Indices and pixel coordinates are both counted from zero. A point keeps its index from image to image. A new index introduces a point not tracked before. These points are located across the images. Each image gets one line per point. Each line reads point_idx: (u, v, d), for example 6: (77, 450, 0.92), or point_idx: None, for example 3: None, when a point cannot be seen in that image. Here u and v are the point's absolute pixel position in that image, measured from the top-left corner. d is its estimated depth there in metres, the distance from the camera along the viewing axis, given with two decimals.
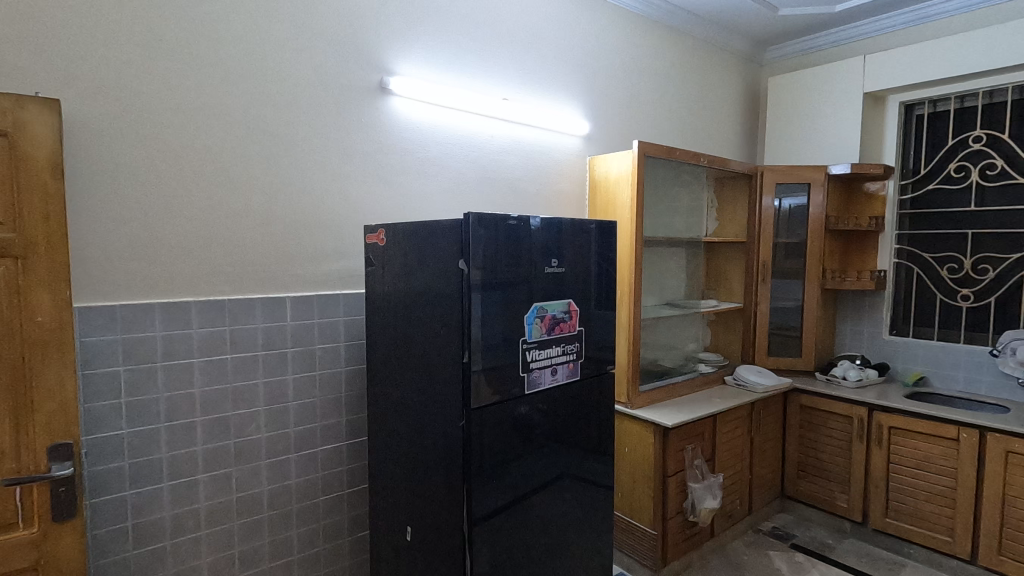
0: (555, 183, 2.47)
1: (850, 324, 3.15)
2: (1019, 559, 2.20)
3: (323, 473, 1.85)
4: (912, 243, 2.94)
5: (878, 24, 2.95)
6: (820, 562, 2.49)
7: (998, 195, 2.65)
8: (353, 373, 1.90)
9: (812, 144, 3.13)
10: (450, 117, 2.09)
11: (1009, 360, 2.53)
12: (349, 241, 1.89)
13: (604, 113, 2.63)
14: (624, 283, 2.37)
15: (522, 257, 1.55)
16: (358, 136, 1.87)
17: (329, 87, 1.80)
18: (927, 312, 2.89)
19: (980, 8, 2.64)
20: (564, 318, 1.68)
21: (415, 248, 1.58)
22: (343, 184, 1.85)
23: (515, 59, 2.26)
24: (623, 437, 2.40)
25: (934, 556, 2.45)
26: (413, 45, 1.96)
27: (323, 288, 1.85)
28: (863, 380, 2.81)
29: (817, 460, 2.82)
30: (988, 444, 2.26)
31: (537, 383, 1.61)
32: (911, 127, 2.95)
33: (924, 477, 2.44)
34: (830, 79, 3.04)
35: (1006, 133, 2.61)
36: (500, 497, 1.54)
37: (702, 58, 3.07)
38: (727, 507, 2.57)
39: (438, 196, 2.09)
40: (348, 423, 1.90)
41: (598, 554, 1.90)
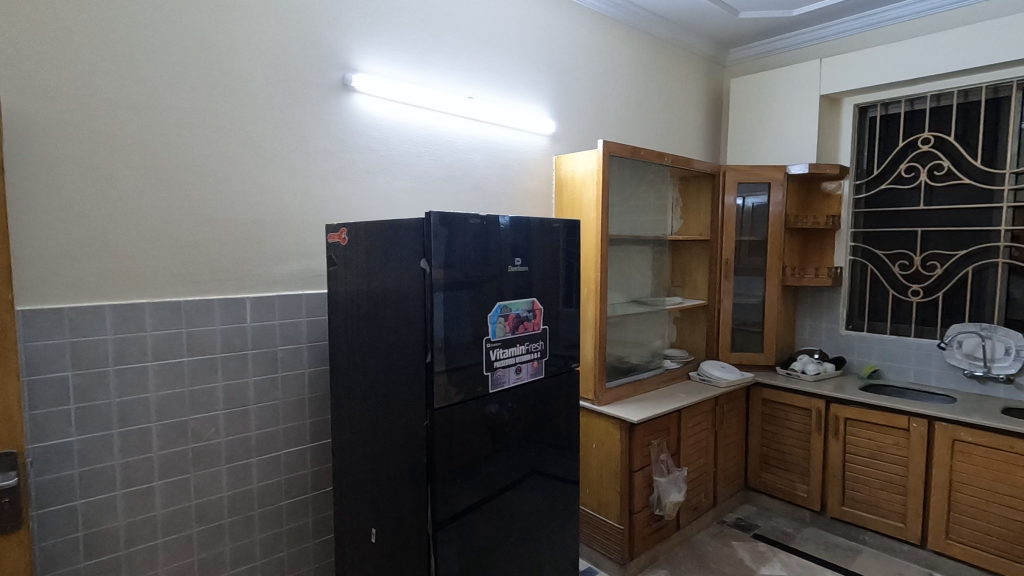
0: (521, 181, 2.48)
1: (809, 319, 3.25)
2: (965, 542, 2.31)
3: (285, 476, 1.82)
4: (866, 241, 3.05)
5: (834, 28, 3.04)
6: (781, 551, 2.56)
7: (945, 194, 2.76)
8: (317, 374, 1.87)
9: (772, 144, 3.21)
10: (415, 115, 2.07)
11: (956, 352, 2.68)
12: (312, 240, 1.86)
13: (570, 112, 2.65)
14: (590, 282, 2.39)
15: (486, 256, 1.55)
16: (321, 134, 1.84)
17: (290, 83, 1.76)
18: (881, 307, 3.00)
19: (928, 15, 2.76)
20: (529, 317, 1.69)
21: (378, 247, 1.56)
22: (306, 183, 1.82)
23: (481, 57, 2.26)
24: (590, 433, 2.42)
25: (886, 541, 2.55)
26: (375, 41, 1.94)
27: (285, 288, 1.81)
28: (820, 373, 2.90)
29: (778, 452, 2.90)
30: (936, 433, 2.36)
31: (501, 382, 1.61)
32: (865, 128, 3.06)
33: (878, 466, 2.54)
34: (788, 82, 3.12)
35: (952, 135, 2.74)
36: (465, 496, 1.54)
37: (666, 58, 3.12)
38: (692, 499, 2.63)
39: (403, 195, 2.07)
40: (312, 425, 1.87)
41: (565, 550, 1.91)
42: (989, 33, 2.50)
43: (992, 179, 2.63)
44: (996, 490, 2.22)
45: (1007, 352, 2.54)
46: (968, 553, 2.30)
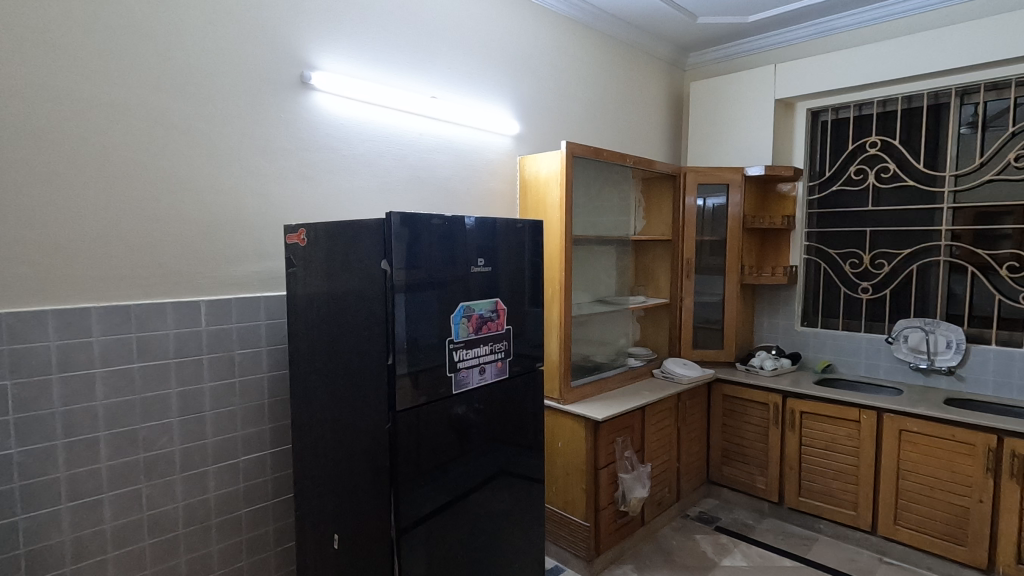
0: (486, 182, 2.47)
1: (766, 316, 3.35)
2: (913, 527, 2.42)
3: (244, 484, 1.77)
4: (819, 240, 3.17)
5: (788, 35, 3.15)
6: (741, 543, 2.63)
7: (891, 195, 2.89)
8: (276, 378, 1.83)
9: (730, 146, 3.30)
10: (377, 114, 2.05)
11: (902, 346, 2.81)
12: (270, 241, 1.81)
13: (534, 113, 2.67)
14: (554, 282, 2.40)
15: (449, 257, 1.55)
16: (279, 132, 1.80)
17: (246, 80, 1.72)
18: (834, 304, 3.12)
19: (874, 24, 2.89)
20: (492, 317, 1.69)
21: (338, 248, 1.54)
22: (263, 182, 1.78)
23: (444, 57, 2.25)
24: (556, 432, 2.44)
25: (840, 529, 2.65)
26: (334, 38, 1.90)
27: (242, 290, 1.76)
28: (778, 369, 3.00)
29: (738, 446, 2.97)
30: (884, 424, 2.47)
31: (464, 383, 1.60)
32: (817, 132, 3.17)
33: (832, 457, 2.64)
34: (745, 86, 3.21)
35: (897, 139, 2.87)
36: (429, 499, 1.53)
37: (627, 62, 3.17)
38: (656, 495, 2.67)
39: (365, 195, 2.04)
40: (272, 430, 1.83)
41: (531, 549, 1.92)
42: (930, 42, 2.63)
43: (934, 181, 2.77)
44: (940, 477, 2.33)
45: (949, 345, 2.67)
46: (914, 537, 2.41)
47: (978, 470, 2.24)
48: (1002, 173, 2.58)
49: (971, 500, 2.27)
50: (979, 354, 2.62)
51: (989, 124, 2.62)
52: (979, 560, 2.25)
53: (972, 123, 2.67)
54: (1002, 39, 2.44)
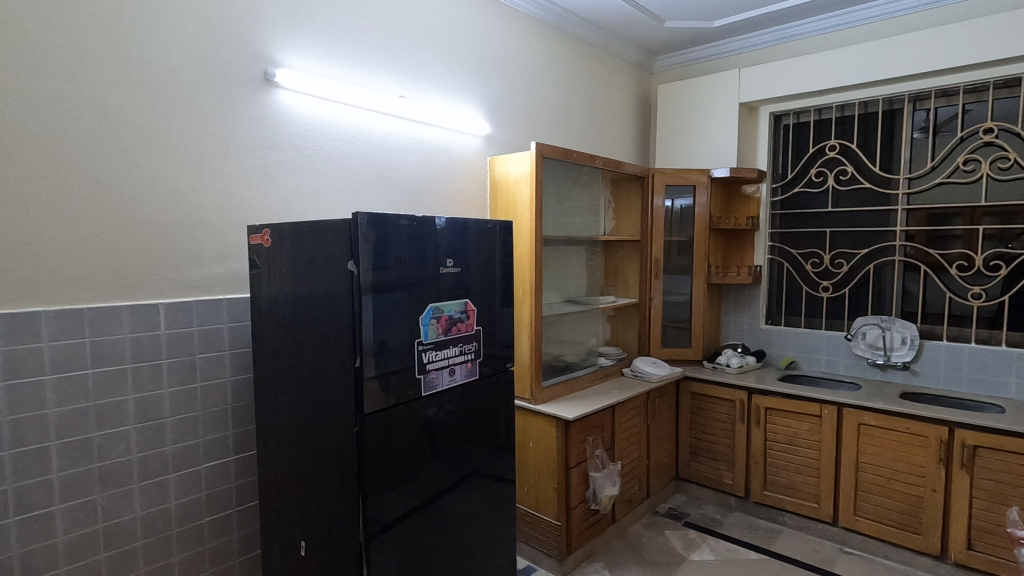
0: (455, 182, 2.46)
1: (732, 315, 3.42)
2: (871, 517, 2.51)
3: (207, 492, 1.72)
4: (782, 241, 3.25)
5: (751, 40, 3.22)
6: (709, 537, 2.68)
7: (849, 197, 2.99)
8: (240, 383, 1.78)
9: (697, 149, 3.37)
10: (343, 112, 2.01)
11: (860, 343, 2.91)
12: (232, 242, 1.76)
13: (503, 114, 2.67)
14: (525, 283, 2.40)
15: (418, 258, 1.53)
16: (242, 130, 1.76)
17: (207, 76, 1.67)
18: (796, 303, 3.22)
19: (833, 31, 2.98)
20: (461, 318, 1.68)
21: (303, 249, 1.51)
22: (225, 181, 1.73)
23: (412, 57, 2.24)
24: (526, 432, 2.44)
25: (803, 521, 2.72)
26: (299, 35, 1.87)
27: (203, 293, 1.71)
28: (743, 366, 3.07)
29: (705, 442, 3.03)
30: (844, 418, 2.56)
31: (434, 384, 1.59)
32: (780, 135, 3.26)
33: (795, 452, 2.71)
34: (710, 90, 3.28)
35: (855, 143, 2.97)
36: (398, 503, 1.51)
37: (595, 64, 3.20)
38: (626, 492, 2.70)
39: (332, 194, 2.01)
40: (236, 436, 1.78)
41: (502, 550, 1.92)
42: (884, 50, 2.73)
43: (889, 183, 2.88)
44: (896, 468, 2.43)
45: (904, 342, 2.78)
46: (873, 527, 2.50)
47: (930, 461, 2.33)
48: (952, 176, 2.70)
49: (924, 490, 2.36)
50: (932, 350, 2.73)
51: (939, 129, 2.74)
52: (932, 547, 2.35)
53: (924, 128, 2.78)
54: (952, 48, 2.55)
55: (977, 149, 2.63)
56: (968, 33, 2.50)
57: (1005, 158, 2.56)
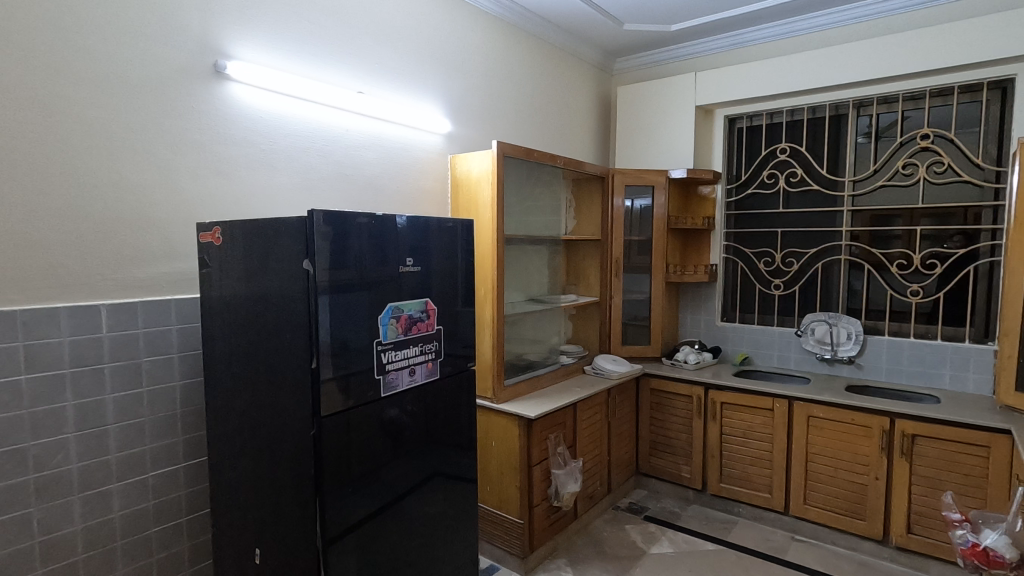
0: (415, 180, 2.43)
1: (690, 312, 3.51)
2: (820, 506, 2.62)
3: (154, 501, 1.64)
4: (737, 240, 3.35)
5: (707, 45, 3.31)
6: (668, 530, 2.74)
7: (799, 199, 3.11)
8: (190, 387, 1.72)
9: (655, 150, 3.43)
10: (299, 107, 1.96)
11: (810, 338, 3.03)
12: (181, 240, 1.69)
13: (464, 111, 2.66)
14: (487, 282, 2.40)
15: (378, 257, 1.51)
16: (191, 124, 1.69)
17: (152, 67, 1.60)
18: (750, 301, 3.32)
19: (784, 38, 3.10)
20: (422, 318, 1.66)
21: (257, 247, 1.46)
22: (172, 177, 1.66)
23: (371, 51, 2.20)
24: (489, 431, 2.44)
25: (757, 512, 2.82)
26: (253, 28, 1.81)
27: (149, 293, 1.63)
28: (700, 362, 3.15)
29: (665, 437, 3.10)
30: (794, 411, 2.66)
31: (393, 385, 1.57)
32: (734, 138, 3.36)
33: (749, 445, 2.80)
34: (668, 92, 3.35)
35: (804, 147, 3.09)
36: (357, 506, 1.48)
37: (555, 64, 3.22)
38: (588, 488, 2.74)
39: (288, 192, 1.95)
40: (185, 442, 1.71)
41: (465, 549, 1.91)
42: (832, 57, 2.85)
43: (835, 185, 3.01)
44: (842, 458, 2.54)
45: (849, 337, 2.91)
46: (821, 515, 2.61)
47: (874, 450, 2.45)
48: (892, 179, 2.84)
49: (868, 478, 2.48)
50: (875, 345, 2.87)
51: (881, 134, 2.88)
52: (876, 532, 2.47)
53: (867, 134, 2.92)
54: (893, 57, 2.69)
55: (915, 154, 2.78)
56: (907, 44, 2.64)
57: (940, 162, 2.71)
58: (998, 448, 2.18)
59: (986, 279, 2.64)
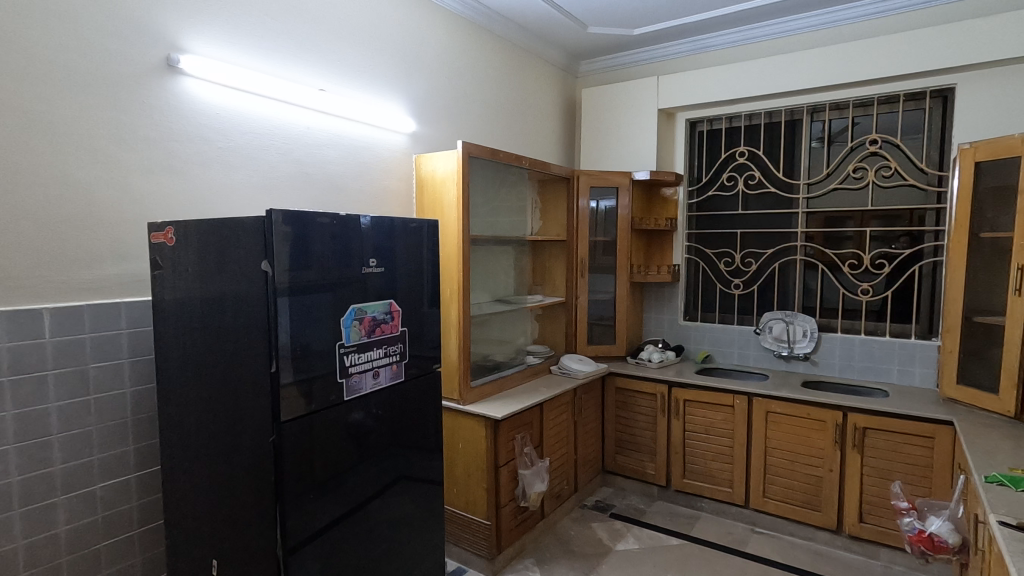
0: (379, 180, 2.40)
1: (653, 312, 3.57)
2: (778, 498, 2.70)
3: (102, 514, 1.57)
4: (698, 241, 3.43)
5: (668, 49, 3.37)
6: (634, 527, 2.78)
7: (757, 201, 3.21)
8: (142, 394, 1.64)
9: (619, 152, 3.48)
10: (257, 104, 1.91)
11: (768, 336, 3.12)
12: (131, 240, 1.62)
13: (429, 111, 2.63)
14: (452, 283, 2.38)
15: (341, 259, 1.48)
16: (142, 120, 1.62)
17: (97, 60, 1.52)
18: (711, 300, 3.40)
19: (741, 44, 3.18)
20: (385, 319, 1.64)
21: (213, 248, 1.41)
22: (121, 175, 1.59)
23: (332, 48, 2.15)
24: (455, 433, 2.42)
25: (719, 506, 2.89)
26: (208, 21, 1.75)
27: (96, 296, 1.56)
28: (664, 361, 3.20)
29: (630, 435, 3.14)
30: (754, 407, 2.73)
31: (357, 388, 1.54)
32: (695, 141, 3.44)
33: (711, 440, 2.87)
34: (632, 95, 3.40)
35: (761, 150, 3.18)
36: (320, 513, 1.45)
37: (520, 65, 3.23)
38: (555, 488, 2.75)
39: (247, 191, 1.89)
40: (137, 452, 1.64)
41: (431, 552, 1.89)
42: (787, 64, 2.95)
43: (791, 187, 3.11)
44: (799, 451, 2.63)
45: (805, 334, 3.02)
46: (779, 507, 2.70)
47: (828, 443, 2.54)
48: (844, 183, 2.96)
49: (823, 470, 2.57)
50: (829, 342, 2.98)
51: (833, 139, 3.00)
52: (830, 522, 2.56)
53: (821, 138, 3.03)
54: (843, 65, 2.80)
55: (864, 158, 2.90)
56: (856, 53, 2.76)
57: (887, 167, 2.84)
58: (941, 438, 2.29)
59: (930, 278, 2.77)
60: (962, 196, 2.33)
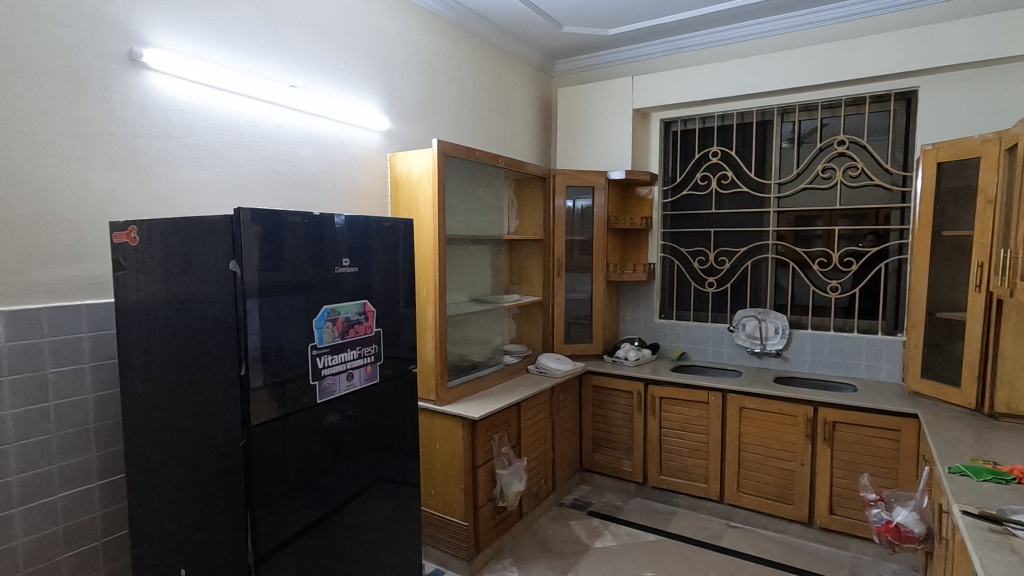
0: (353, 179, 2.36)
1: (629, 310, 3.59)
2: (752, 493, 2.74)
3: (63, 526, 1.51)
4: (673, 240, 3.47)
5: (643, 50, 3.40)
6: (611, 524, 2.80)
7: (730, 200, 3.26)
8: (105, 399, 1.58)
9: (595, 151, 3.49)
10: (225, 100, 1.86)
11: (741, 333, 3.17)
12: (91, 240, 1.56)
13: (404, 109, 2.60)
14: (428, 283, 2.36)
15: (313, 259, 1.45)
16: (103, 115, 1.56)
17: (54, 53, 1.46)
18: (686, 298, 3.44)
19: (714, 46, 3.23)
20: (360, 320, 1.61)
21: (179, 248, 1.37)
22: (80, 172, 1.53)
23: (303, 44, 2.11)
24: (432, 434, 2.40)
25: (695, 501, 2.92)
26: (172, 14, 1.70)
27: (54, 299, 1.50)
28: (640, 359, 3.23)
29: (607, 433, 3.16)
30: (728, 403, 2.78)
31: (330, 390, 1.51)
32: (669, 141, 3.48)
33: (686, 437, 2.91)
34: (607, 95, 3.42)
35: (733, 151, 3.23)
36: (293, 519, 1.42)
37: (496, 64, 3.22)
38: (532, 487, 2.75)
39: (215, 189, 1.84)
40: (100, 459, 1.58)
41: (408, 555, 1.87)
42: (758, 66, 3.00)
43: (762, 187, 3.17)
44: (771, 446, 2.68)
45: (777, 331, 3.08)
46: (753, 501, 2.74)
47: (800, 437, 2.60)
48: (813, 183, 3.02)
49: (795, 464, 2.62)
50: (799, 338, 3.04)
51: (803, 140, 3.06)
52: (802, 515, 2.61)
53: (791, 139, 3.09)
54: (812, 67, 2.86)
55: (833, 159, 2.97)
56: (824, 55, 2.82)
57: (854, 167, 2.91)
58: (907, 431, 2.36)
59: (895, 275, 2.85)
60: (925, 196, 2.40)
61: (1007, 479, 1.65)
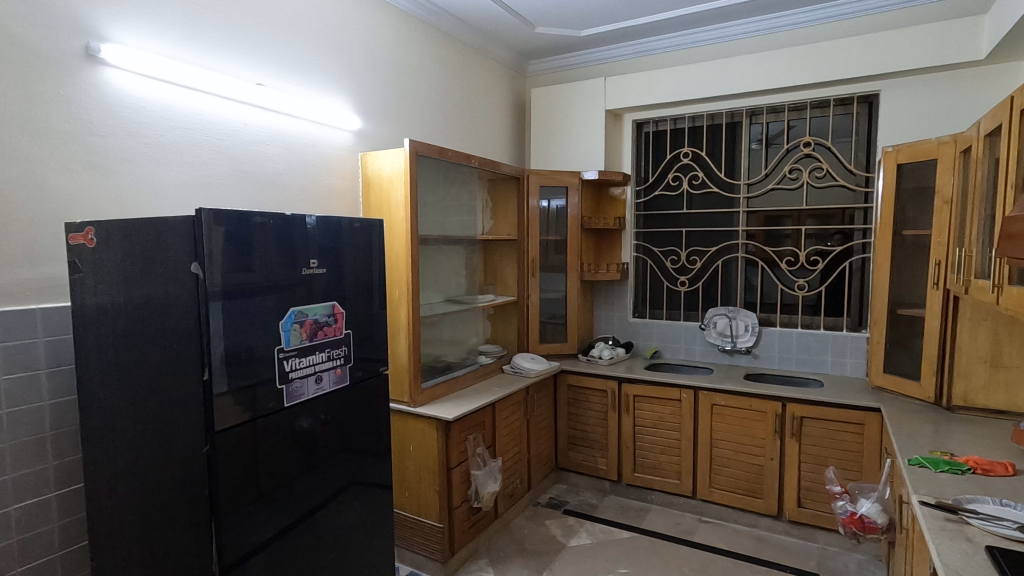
0: (323, 179, 2.33)
1: (604, 309, 3.62)
2: (724, 488, 2.79)
3: (19, 538, 1.45)
4: (645, 240, 3.50)
5: (615, 51, 3.43)
6: (587, 522, 2.81)
7: (701, 200, 3.31)
8: (62, 407, 1.53)
9: (569, 151, 3.51)
10: (189, 98, 1.81)
11: (713, 331, 3.22)
12: (47, 242, 1.51)
13: (375, 107, 2.58)
14: (401, 284, 2.33)
15: (280, 260, 1.42)
16: (59, 113, 1.51)
17: (5, 47, 1.41)
18: (659, 297, 3.49)
19: (684, 48, 3.27)
20: (329, 322, 1.59)
21: (139, 250, 1.33)
22: (34, 172, 1.47)
23: (270, 41, 2.07)
24: (406, 436, 2.38)
25: (668, 497, 2.96)
26: (129, 7, 1.65)
27: (6, 302, 1.44)
28: (614, 357, 3.26)
29: (582, 431, 3.18)
30: (700, 401, 2.82)
31: (298, 394, 1.48)
32: (641, 142, 3.51)
33: (660, 434, 2.94)
34: (580, 95, 3.44)
35: (704, 151, 3.28)
36: (261, 525, 1.40)
37: (469, 64, 3.21)
38: (508, 487, 2.75)
39: (179, 189, 1.80)
40: (57, 469, 1.52)
41: (380, 559, 1.85)
42: (726, 68, 3.05)
43: (732, 187, 3.22)
44: (742, 442, 2.73)
45: (746, 329, 3.14)
46: (724, 496, 2.79)
47: (769, 433, 2.65)
48: (781, 183, 3.09)
49: (764, 459, 2.68)
50: (768, 336, 3.11)
51: (771, 141, 3.12)
52: (771, 508, 2.67)
53: (759, 140, 3.15)
54: (779, 70, 2.91)
55: (799, 160, 3.04)
56: (790, 59, 2.89)
57: (819, 168, 2.98)
58: (871, 424, 2.43)
59: (859, 274, 2.94)
60: (886, 196, 2.48)
61: (962, 469, 1.71)
